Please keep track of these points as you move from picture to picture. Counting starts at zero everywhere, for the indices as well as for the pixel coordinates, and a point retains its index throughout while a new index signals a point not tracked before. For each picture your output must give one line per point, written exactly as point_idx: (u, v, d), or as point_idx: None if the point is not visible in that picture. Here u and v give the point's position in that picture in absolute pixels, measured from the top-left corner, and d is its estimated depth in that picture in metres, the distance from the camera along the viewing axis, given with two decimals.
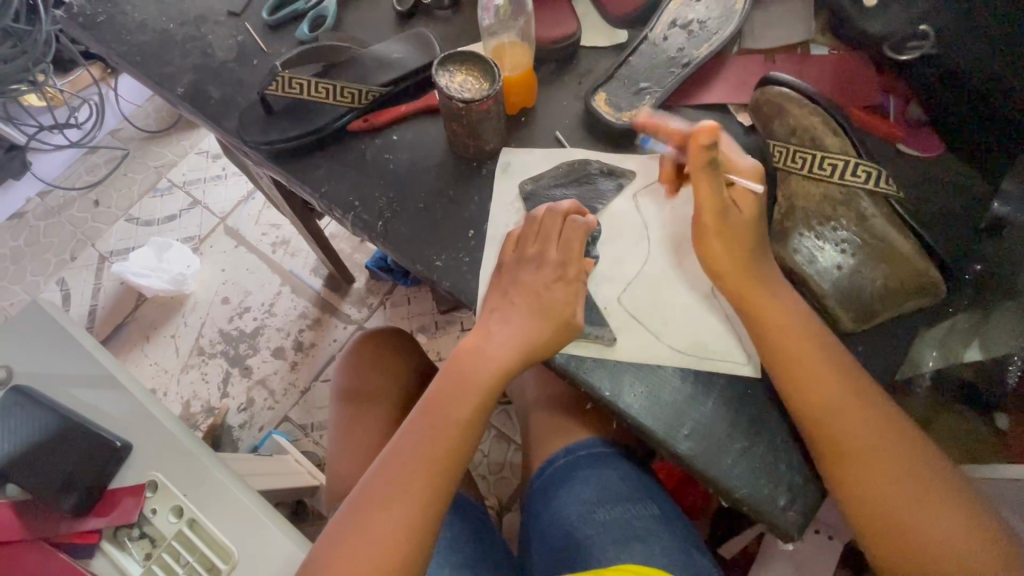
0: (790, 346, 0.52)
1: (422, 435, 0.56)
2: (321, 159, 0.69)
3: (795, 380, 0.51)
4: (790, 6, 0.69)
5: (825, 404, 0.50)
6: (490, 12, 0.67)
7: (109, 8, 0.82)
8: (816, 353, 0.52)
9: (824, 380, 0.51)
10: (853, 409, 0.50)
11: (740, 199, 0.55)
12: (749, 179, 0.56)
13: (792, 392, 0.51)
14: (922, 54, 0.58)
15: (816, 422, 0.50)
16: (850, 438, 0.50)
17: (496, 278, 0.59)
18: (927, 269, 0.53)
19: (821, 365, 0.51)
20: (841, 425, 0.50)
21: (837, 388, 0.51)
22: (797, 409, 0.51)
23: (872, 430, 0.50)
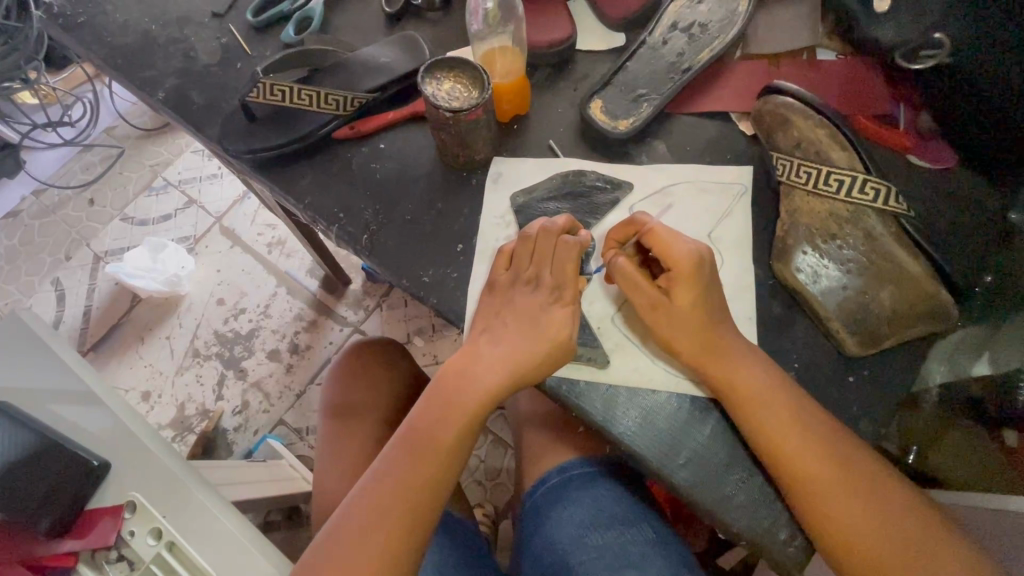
0: (754, 392, 0.49)
1: (404, 461, 0.54)
2: (306, 168, 0.66)
3: (761, 425, 0.49)
4: (797, 7, 0.66)
5: (794, 448, 0.48)
6: (478, 16, 0.63)
7: (90, 9, 0.79)
8: (781, 397, 0.49)
9: (791, 423, 0.48)
10: (823, 452, 0.48)
11: (676, 301, 0.51)
12: (686, 263, 0.51)
13: (759, 438, 0.49)
14: (936, 64, 0.54)
15: (789, 467, 0.48)
16: (824, 482, 0.47)
17: (486, 297, 0.57)
18: (936, 291, 0.51)
19: (786, 409, 0.49)
20: (815, 468, 0.47)
21: (805, 431, 0.48)
22: (793, 446, 0.48)
23: (844, 471, 0.47)
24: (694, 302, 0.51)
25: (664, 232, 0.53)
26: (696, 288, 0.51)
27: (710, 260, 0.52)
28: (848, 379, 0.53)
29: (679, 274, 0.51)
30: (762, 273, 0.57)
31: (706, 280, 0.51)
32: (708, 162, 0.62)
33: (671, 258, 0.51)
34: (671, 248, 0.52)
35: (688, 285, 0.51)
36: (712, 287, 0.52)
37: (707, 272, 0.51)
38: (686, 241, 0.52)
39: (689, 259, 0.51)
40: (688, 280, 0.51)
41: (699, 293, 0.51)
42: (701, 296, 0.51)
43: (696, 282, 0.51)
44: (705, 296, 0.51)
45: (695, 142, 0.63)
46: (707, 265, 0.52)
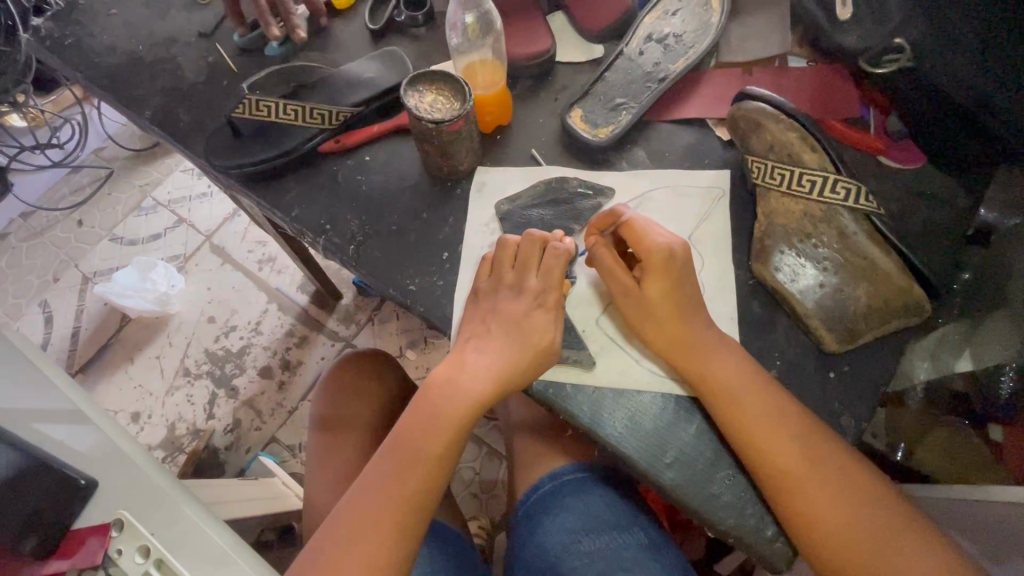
0: (733, 390, 0.50)
1: (391, 469, 0.54)
2: (293, 182, 0.67)
3: (740, 423, 0.49)
4: (768, 18, 0.69)
5: (773, 444, 0.48)
6: (457, 30, 0.64)
7: (78, 31, 0.81)
8: (761, 395, 0.50)
9: (769, 420, 0.49)
10: (801, 449, 0.48)
11: (648, 292, 0.53)
12: (657, 256, 0.53)
13: (739, 436, 0.49)
14: (898, 68, 0.56)
15: (767, 464, 0.48)
16: (804, 479, 0.48)
17: (473, 304, 0.57)
18: (909, 286, 0.52)
19: (765, 406, 0.49)
20: (795, 465, 0.48)
21: (784, 429, 0.49)
22: (772, 445, 0.48)
23: (822, 469, 0.48)
24: (667, 293, 0.53)
25: (641, 225, 0.55)
26: (669, 278, 0.53)
27: (682, 254, 0.54)
28: (830, 376, 0.54)
29: (650, 265, 0.53)
30: (742, 274, 0.58)
31: (678, 272, 0.53)
32: (686, 168, 0.63)
33: (644, 250, 0.54)
34: (645, 240, 0.54)
35: (661, 275, 0.53)
36: (685, 279, 0.53)
37: (680, 265, 0.53)
38: (661, 234, 0.54)
39: (660, 252, 0.53)
40: (660, 272, 0.53)
41: (671, 284, 0.53)
42: (674, 286, 0.53)
43: (669, 274, 0.53)
44: (678, 287, 0.53)
45: (673, 148, 0.65)
46: (681, 258, 0.53)
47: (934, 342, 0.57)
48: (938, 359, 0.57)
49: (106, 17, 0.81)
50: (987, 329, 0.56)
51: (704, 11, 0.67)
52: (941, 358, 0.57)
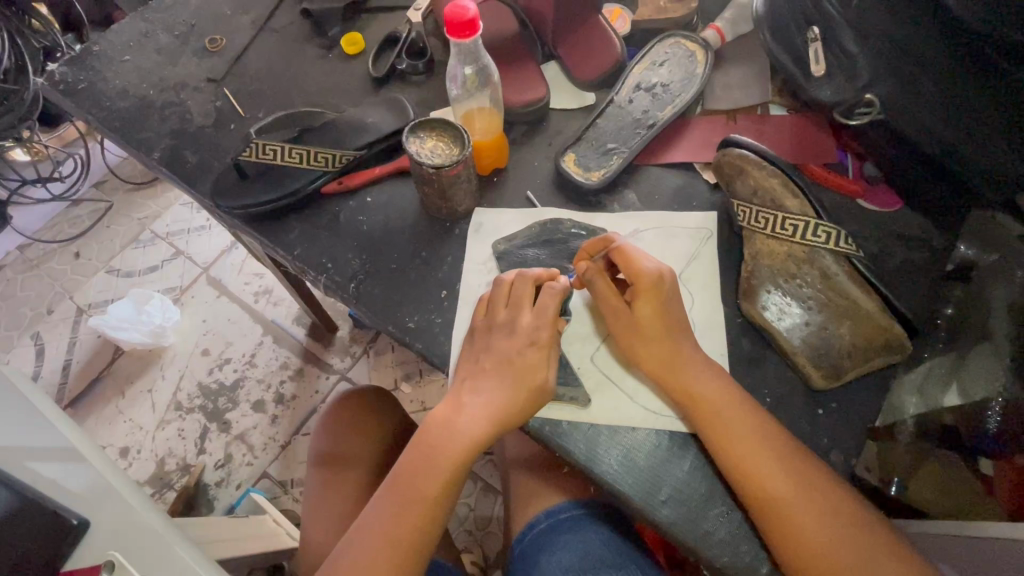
0: (726, 425, 0.51)
1: (388, 512, 0.54)
2: (296, 222, 0.69)
3: (735, 458, 0.50)
4: (748, 70, 0.73)
5: (768, 482, 0.49)
6: (457, 81, 0.67)
7: (91, 76, 0.84)
8: (755, 429, 0.51)
9: (764, 456, 0.50)
10: (797, 484, 0.49)
11: (639, 313, 0.55)
12: (648, 278, 0.55)
13: (735, 471, 0.50)
14: (870, 119, 0.59)
15: (763, 500, 0.49)
16: (800, 516, 0.48)
17: (470, 341, 0.59)
18: (890, 325, 0.54)
19: (759, 441, 0.50)
20: (791, 501, 0.48)
21: (779, 465, 0.49)
22: (767, 484, 0.49)
23: (818, 505, 0.48)
24: (656, 315, 0.55)
25: (631, 250, 0.57)
26: (658, 300, 0.55)
27: (671, 278, 0.56)
28: (819, 413, 0.55)
29: (641, 288, 0.55)
30: (730, 311, 0.60)
31: (667, 295, 0.55)
32: (675, 209, 0.66)
33: (634, 272, 0.55)
34: (636, 265, 0.56)
35: (650, 297, 0.55)
36: (673, 302, 0.56)
37: (669, 288, 0.55)
38: (650, 260, 0.56)
39: (651, 275, 0.55)
40: (650, 294, 0.55)
41: (660, 306, 0.55)
42: (664, 307, 0.55)
43: (658, 296, 0.55)
44: (666, 308, 0.55)
45: (662, 191, 0.67)
46: (669, 281, 0.56)
47: (921, 377, 0.61)
48: (926, 395, 0.60)
49: (119, 62, 0.85)
50: (972, 363, 0.58)
51: (689, 62, 0.71)
52: (929, 394, 0.60)
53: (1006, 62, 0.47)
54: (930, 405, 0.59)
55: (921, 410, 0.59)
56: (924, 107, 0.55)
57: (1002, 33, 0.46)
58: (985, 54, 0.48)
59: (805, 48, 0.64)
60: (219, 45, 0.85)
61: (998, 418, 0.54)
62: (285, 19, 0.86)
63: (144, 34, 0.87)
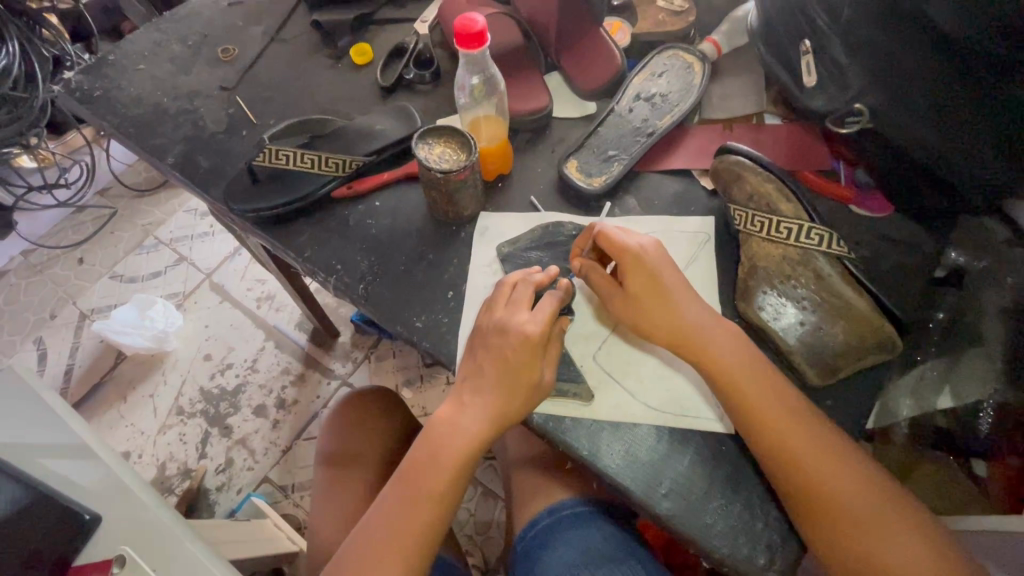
0: (759, 414, 0.52)
1: (396, 507, 0.56)
2: (306, 225, 0.71)
3: (765, 439, 0.51)
4: (744, 81, 0.76)
5: (799, 460, 0.50)
6: (465, 91, 0.69)
7: (106, 84, 0.86)
8: (786, 417, 0.52)
9: (794, 436, 0.51)
10: (834, 471, 0.50)
11: (631, 290, 0.58)
12: (632, 253, 0.58)
13: (769, 458, 0.51)
14: (860, 128, 0.62)
15: (797, 486, 0.50)
16: (836, 500, 0.49)
17: (470, 341, 0.59)
18: (882, 325, 0.56)
19: (789, 422, 0.51)
20: (826, 485, 0.49)
21: (813, 452, 0.50)
22: (798, 463, 0.50)
23: (856, 492, 0.49)
24: (647, 287, 0.57)
25: (612, 233, 0.60)
26: (646, 272, 0.58)
27: (653, 249, 0.59)
28: None
29: (627, 266, 0.58)
30: (728, 312, 0.62)
31: (652, 266, 0.58)
32: (674, 214, 0.68)
33: (619, 251, 0.58)
34: (618, 244, 0.59)
35: (638, 271, 0.58)
36: (663, 270, 0.58)
37: (653, 258, 0.58)
38: (631, 237, 0.59)
39: (631, 251, 0.58)
40: (636, 269, 0.58)
41: (648, 278, 0.57)
42: (652, 280, 0.57)
43: (645, 268, 0.58)
44: (657, 278, 0.57)
45: (662, 197, 0.70)
46: (652, 252, 0.58)
47: (912, 382, 0.61)
48: (920, 397, 0.60)
49: (133, 71, 0.87)
50: (962, 368, 0.59)
51: (687, 73, 0.74)
52: (922, 396, 0.60)
53: (995, 78, 0.49)
54: (924, 407, 0.59)
55: (916, 412, 0.59)
56: (914, 117, 0.58)
57: (993, 50, 0.48)
58: (975, 70, 0.51)
59: (800, 59, 0.66)
60: (231, 54, 0.87)
61: (991, 419, 0.56)
62: (296, 30, 0.89)
63: (158, 44, 0.90)
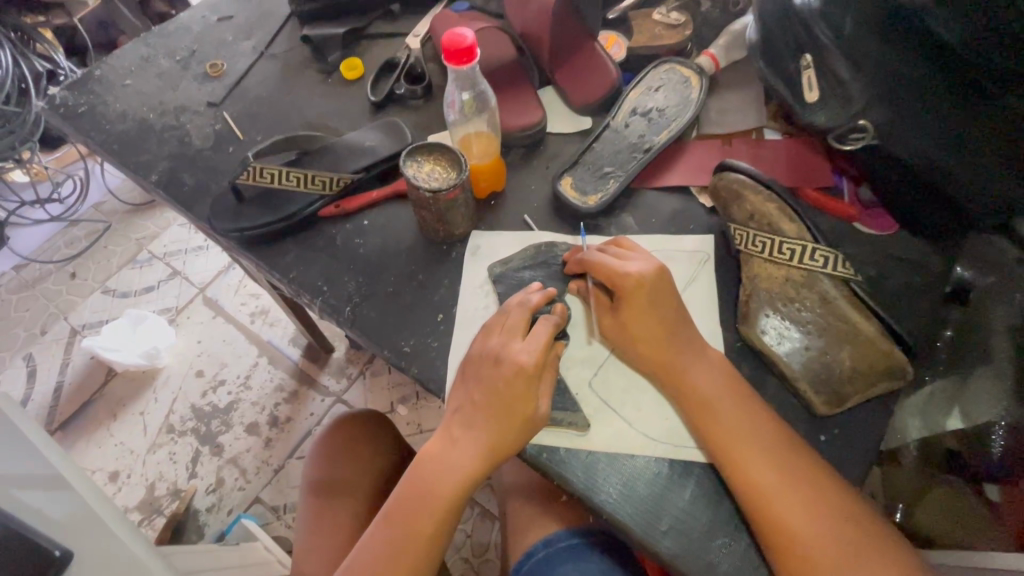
0: (739, 446, 0.50)
1: (384, 548, 0.53)
2: (292, 245, 0.69)
3: (743, 476, 0.49)
4: (743, 95, 0.74)
5: (776, 499, 0.48)
6: (455, 107, 0.68)
7: (92, 99, 0.85)
8: (764, 450, 0.50)
9: (770, 472, 0.49)
10: (812, 509, 0.47)
11: (625, 318, 0.56)
12: (626, 280, 0.55)
13: (748, 497, 0.49)
14: (866, 144, 0.60)
15: (772, 522, 0.47)
16: (811, 540, 0.46)
17: (465, 367, 0.56)
18: (891, 350, 0.53)
19: (767, 458, 0.49)
20: (801, 525, 0.47)
21: (791, 488, 0.48)
22: (770, 501, 0.48)
23: (837, 534, 0.47)
24: (643, 320, 0.55)
25: (610, 261, 0.57)
26: (641, 302, 0.55)
27: (654, 279, 0.55)
28: (820, 438, 0.54)
29: (621, 292, 0.55)
30: (729, 335, 0.59)
31: (649, 297, 0.55)
32: (672, 232, 0.66)
33: (616, 279, 0.56)
34: (617, 271, 0.56)
35: (632, 301, 0.55)
36: (660, 303, 0.55)
37: (650, 289, 0.55)
38: (629, 263, 0.57)
39: (627, 279, 0.55)
40: (631, 297, 0.55)
41: (642, 308, 0.55)
42: (649, 310, 0.55)
43: (642, 302, 0.55)
44: (653, 309, 0.55)
45: (659, 214, 0.68)
46: (651, 283, 0.55)
47: (922, 399, 0.60)
48: (929, 419, 0.59)
49: (120, 86, 0.86)
50: (974, 386, 0.58)
51: (684, 87, 0.72)
52: (932, 417, 0.59)
53: (994, 89, 0.48)
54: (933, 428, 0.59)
55: (925, 433, 0.59)
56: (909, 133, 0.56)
57: (1000, 64, 0.46)
58: (980, 83, 0.49)
59: (800, 73, 0.64)
60: (220, 69, 0.86)
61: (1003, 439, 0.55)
62: (286, 45, 0.88)
63: (146, 59, 0.88)
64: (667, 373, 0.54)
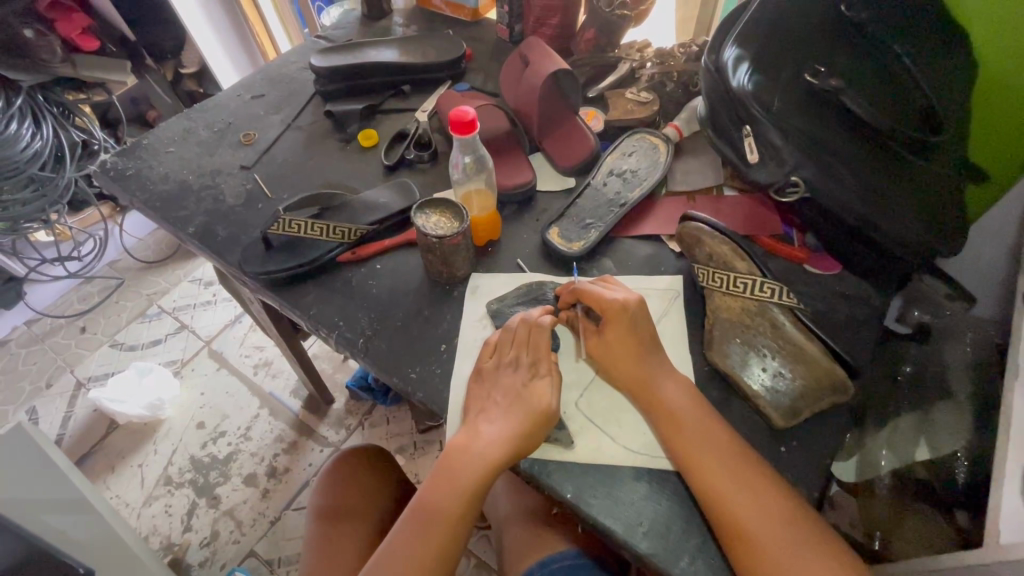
0: (697, 449, 0.57)
1: (413, 534, 0.59)
2: (312, 286, 0.78)
3: (702, 473, 0.56)
4: (704, 159, 0.86)
5: (728, 494, 0.55)
6: (458, 168, 0.78)
7: (138, 164, 0.97)
8: (718, 452, 0.57)
9: (723, 471, 0.56)
10: (759, 503, 0.54)
11: (609, 337, 0.64)
12: (614, 304, 0.64)
13: (707, 494, 0.55)
14: (799, 196, 0.68)
15: (726, 514, 0.54)
16: (757, 529, 0.53)
17: (478, 377, 0.65)
18: (833, 368, 0.62)
19: (721, 458, 0.57)
20: (749, 516, 0.53)
21: (742, 483, 0.55)
22: (723, 497, 0.55)
23: (780, 524, 0.53)
24: (626, 338, 0.63)
25: (597, 288, 0.66)
26: (624, 325, 0.64)
27: (636, 306, 0.64)
28: (781, 450, 0.61)
29: (608, 313, 0.64)
30: (698, 361, 0.67)
31: (632, 321, 0.64)
32: (646, 273, 0.76)
33: (604, 304, 0.65)
34: (605, 297, 0.65)
35: (618, 322, 0.64)
36: (641, 326, 0.64)
37: (634, 314, 0.64)
38: (615, 292, 0.66)
39: (614, 305, 0.64)
40: (617, 318, 0.64)
41: (625, 326, 0.64)
42: (631, 331, 0.64)
43: (625, 324, 0.64)
44: (635, 331, 0.64)
45: (634, 258, 0.78)
46: (635, 309, 0.64)
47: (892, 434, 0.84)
48: (899, 449, 0.81)
49: (164, 153, 0.98)
50: (934, 419, 0.80)
51: (653, 152, 0.85)
52: (901, 448, 0.81)
53: (909, 153, 0.70)
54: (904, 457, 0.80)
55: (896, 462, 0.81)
56: (865, 193, 0.68)
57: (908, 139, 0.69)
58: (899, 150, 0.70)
59: (742, 141, 0.71)
60: (252, 139, 0.99)
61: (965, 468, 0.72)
62: (310, 119, 1.01)
63: (187, 130, 1.02)
64: (642, 390, 0.62)
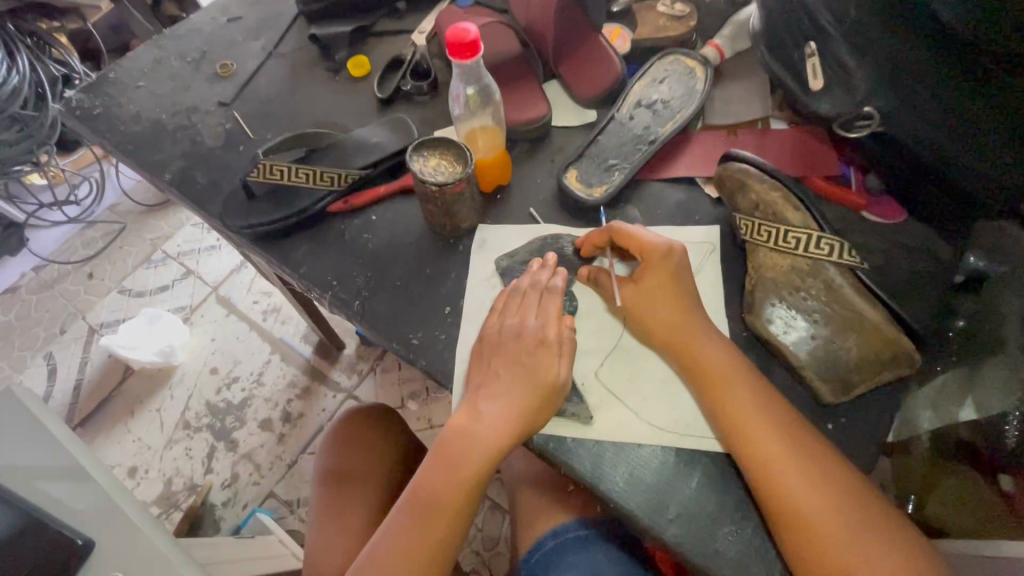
0: (740, 425, 0.51)
1: (410, 526, 0.54)
2: (303, 239, 0.70)
3: (748, 450, 0.50)
4: (748, 86, 0.74)
5: (778, 473, 0.48)
6: (459, 102, 0.68)
7: (106, 101, 0.86)
8: (768, 426, 0.50)
9: (772, 448, 0.49)
10: (815, 481, 0.48)
11: (644, 285, 0.58)
12: (658, 246, 0.58)
13: (753, 473, 0.49)
14: (871, 132, 0.60)
15: (775, 495, 0.48)
16: (811, 512, 0.47)
17: (479, 349, 0.58)
18: (897, 338, 0.53)
19: (771, 433, 0.50)
20: (802, 497, 0.48)
21: (795, 459, 0.49)
22: (771, 476, 0.49)
23: (839, 504, 0.47)
24: (666, 286, 0.57)
25: (632, 227, 0.60)
26: (665, 273, 0.57)
27: (680, 251, 0.58)
28: (828, 426, 0.54)
29: (647, 260, 0.58)
30: (735, 325, 0.59)
31: (676, 268, 0.58)
32: (677, 224, 0.66)
33: (644, 247, 0.58)
34: (648, 241, 0.58)
35: (659, 270, 0.58)
36: (683, 273, 0.58)
37: (677, 260, 0.58)
38: (656, 235, 0.59)
39: (657, 249, 0.58)
40: (658, 266, 0.58)
41: (665, 277, 0.57)
42: (673, 281, 0.57)
43: (666, 273, 0.57)
44: (675, 281, 0.57)
45: (664, 206, 0.68)
46: (677, 254, 0.58)
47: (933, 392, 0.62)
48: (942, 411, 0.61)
49: (133, 88, 0.87)
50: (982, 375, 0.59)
51: (688, 78, 0.72)
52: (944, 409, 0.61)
53: None
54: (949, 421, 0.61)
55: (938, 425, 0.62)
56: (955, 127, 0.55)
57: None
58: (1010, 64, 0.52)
59: (803, 63, 0.64)
60: (230, 69, 0.87)
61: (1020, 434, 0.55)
62: (294, 44, 0.89)
63: (157, 61, 0.90)
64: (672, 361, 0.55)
